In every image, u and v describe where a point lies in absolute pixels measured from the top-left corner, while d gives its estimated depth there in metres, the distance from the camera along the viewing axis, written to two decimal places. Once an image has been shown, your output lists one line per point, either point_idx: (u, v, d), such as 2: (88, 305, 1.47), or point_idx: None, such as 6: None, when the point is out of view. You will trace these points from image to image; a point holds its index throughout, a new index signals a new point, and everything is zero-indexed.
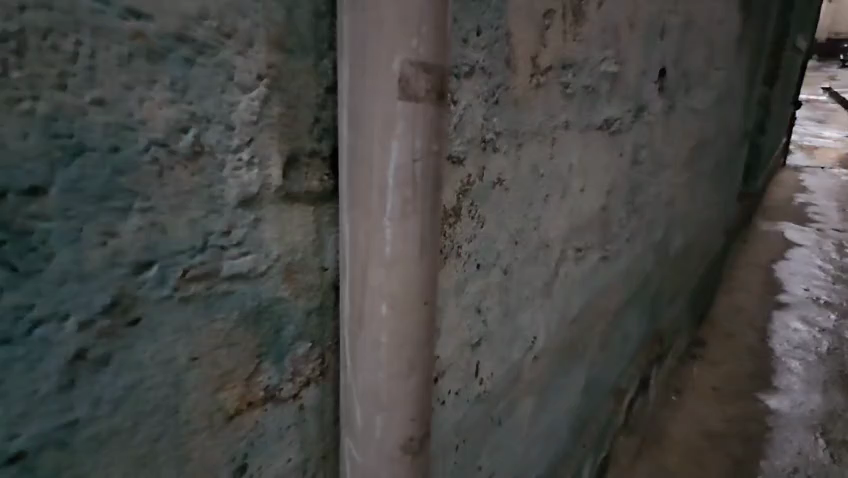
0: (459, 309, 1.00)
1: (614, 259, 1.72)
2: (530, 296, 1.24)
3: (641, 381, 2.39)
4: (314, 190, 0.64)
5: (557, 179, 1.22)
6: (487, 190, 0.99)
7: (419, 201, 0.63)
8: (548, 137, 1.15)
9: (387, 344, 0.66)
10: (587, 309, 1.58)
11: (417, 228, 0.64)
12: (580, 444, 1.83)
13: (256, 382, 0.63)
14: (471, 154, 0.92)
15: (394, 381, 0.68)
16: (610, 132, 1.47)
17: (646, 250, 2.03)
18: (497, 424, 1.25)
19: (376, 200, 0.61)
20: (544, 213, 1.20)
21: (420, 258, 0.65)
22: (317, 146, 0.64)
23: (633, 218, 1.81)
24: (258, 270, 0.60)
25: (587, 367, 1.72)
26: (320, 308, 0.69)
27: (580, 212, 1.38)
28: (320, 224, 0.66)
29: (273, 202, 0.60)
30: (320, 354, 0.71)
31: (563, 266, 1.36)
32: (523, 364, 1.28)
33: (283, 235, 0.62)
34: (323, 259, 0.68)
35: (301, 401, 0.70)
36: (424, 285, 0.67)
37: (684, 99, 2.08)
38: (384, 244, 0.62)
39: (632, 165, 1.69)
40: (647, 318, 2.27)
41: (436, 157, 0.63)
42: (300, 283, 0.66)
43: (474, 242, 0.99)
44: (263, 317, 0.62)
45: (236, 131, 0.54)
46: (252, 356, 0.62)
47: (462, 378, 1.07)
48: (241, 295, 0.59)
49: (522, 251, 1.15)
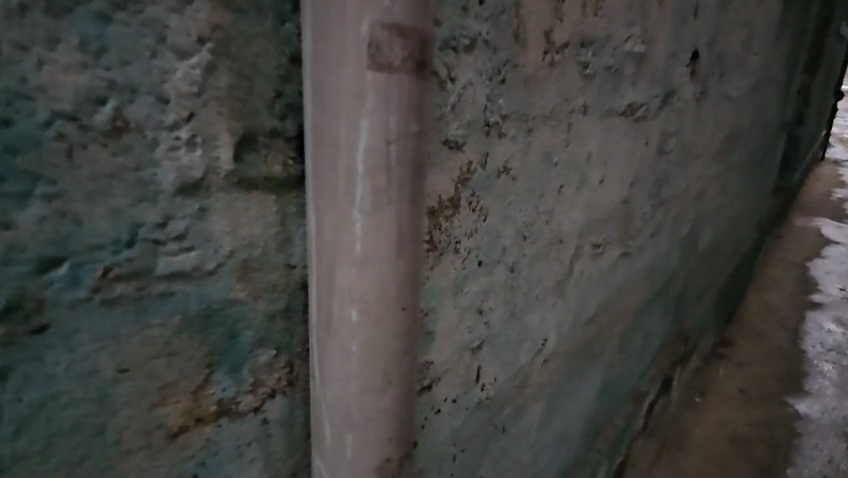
0: (457, 310, 0.90)
1: (637, 256, 1.60)
2: (540, 295, 1.14)
3: (663, 383, 2.27)
4: (277, 176, 0.56)
5: (572, 168, 1.11)
6: (491, 179, 0.89)
7: (396, 191, 0.54)
8: (563, 123, 1.04)
9: (358, 355, 0.57)
10: (605, 308, 1.48)
11: (393, 223, 0.55)
12: (594, 449, 1.73)
13: (206, 396, 0.55)
14: (472, 140, 0.82)
15: (368, 397, 0.59)
16: (634, 119, 1.35)
17: (671, 246, 1.90)
18: (501, 432, 1.16)
19: (344, 189, 0.52)
20: (558, 205, 1.10)
21: (398, 257, 0.56)
22: (280, 126, 0.55)
23: (658, 211, 1.68)
24: (206, 268, 0.52)
25: (604, 369, 1.61)
26: (286, 310, 0.61)
27: (598, 204, 1.28)
28: (285, 215, 0.58)
29: (223, 189, 0.52)
30: (287, 362, 0.63)
31: (579, 263, 1.26)
32: (531, 368, 1.19)
33: (237, 228, 0.54)
34: (289, 256, 0.59)
35: (264, 415, 0.62)
36: (402, 287, 0.58)
37: (718, 85, 1.94)
38: (354, 240, 0.53)
39: (658, 155, 1.57)
40: (671, 317, 2.15)
41: (416, 140, 0.54)
42: (260, 283, 0.57)
43: (476, 237, 0.89)
44: (213, 322, 0.54)
45: (172, 104, 0.46)
46: (200, 366, 0.54)
47: (461, 384, 0.97)
48: (183, 297, 0.51)
49: (532, 247, 1.05)
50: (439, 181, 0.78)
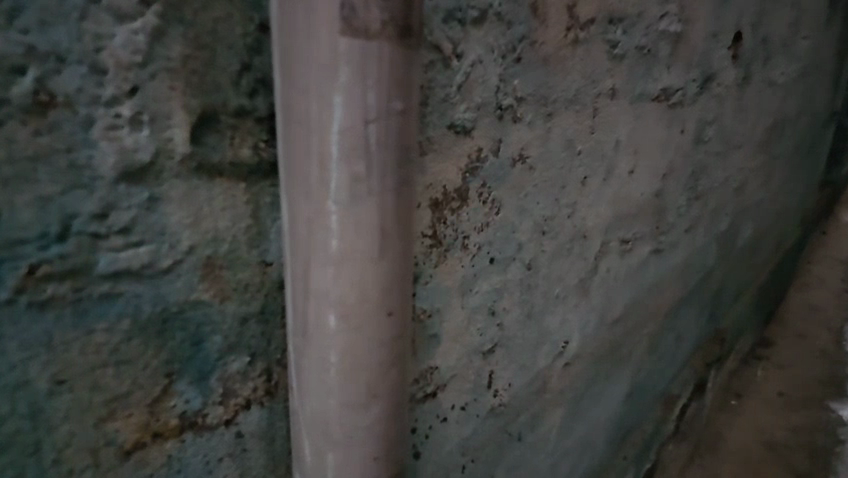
0: (466, 311, 0.82)
1: (669, 253, 1.50)
2: (561, 294, 1.05)
3: (696, 385, 2.15)
4: (246, 161, 0.49)
5: (597, 158, 1.02)
6: (505, 168, 0.81)
7: (378, 180, 0.46)
8: (588, 107, 0.95)
9: (338, 365, 0.50)
10: (634, 308, 1.38)
11: (376, 217, 0.47)
12: (621, 455, 1.64)
13: (164, 409, 0.49)
14: (482, 124, 0.74)
15: (350, 413, 0.52)
16: (669, 105, 1.24)
17: (708, 242, 1.78)
18: (516, 440, 1.08)
19: (317, 177, 0.45)
20: (581, 198, 1.01)
21: (382, 256, 0.49)
22: (248, 104, 0.48)
23: (694, 205, 1.57)
24: (160, 265, 0.46)
25: (632, 372, 1.51)
26: (261, 313, 0.54)
27: (627, 197, 1.18)
28: (258, 206, 0.51)
29: (179, 175, 0.45)
30: (265, 370, 0.56)
31: (605, 260, 1.17)
32: (551, 372, 1.10)
33: (199, 220, 0.47)
34: (263, 252, 0.52)
35: (239, 429, 0.56)
36: (389, 291, 0.51)
37: (762, 71, 1.80)
38: (329, 237, 0.46)
39: (695, 144, 1.46)
40: (706, 316, 2.03)
41: (401, 121, 0.47)
42: (229, 282, 0.51)
43: (487, 232, 0.81)
44: (171, 327, 0.48)
45: (109, 76, 0.40)
46: (157, 376, 0.48)
47: (471, 390, 0.89)
48: (133, 299, 0.45)
49: (552, 242, 0.96)
50: (442, 169, 0.71)
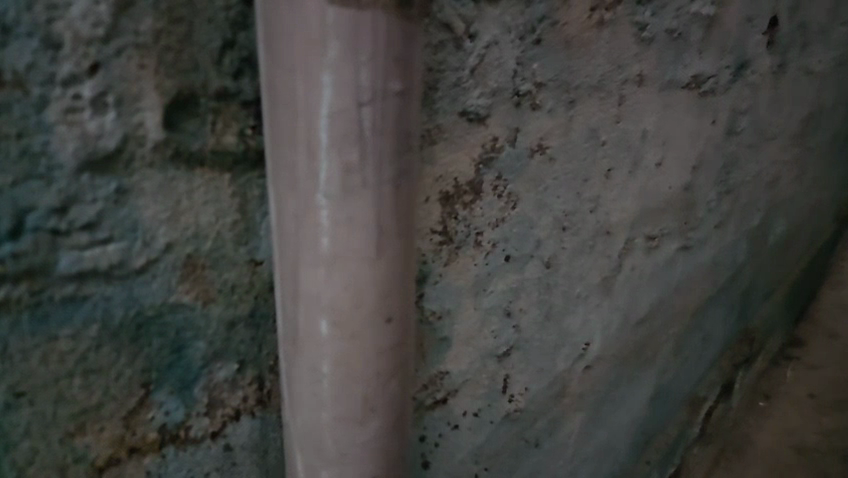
0: (480, 312, 0.76)
1: (698, 250, 1.42)
2: (583, 294, 0.98)
3: (724, 387, 2.07)
4: (230, 150, 0.44)
5: (623, 148, 0.95)
6: (523, 159, 0.75)
7: (374, 170, 0.41)
8: (613, 95, 0.88)
9: (330, 376, 0.45)
10: (660, 308, 1.31)
11: (373, 212, 0.42)
12: (643, 459, 1.57)
13: (141, 422, 0.45)
14: (498, 111, 0.68)
15: (345, 429, 0.47)
16: (700, 93, 1.17)
17: (738, 239, 1.70)
18: (534, 446, 1.02)
19: (305, 167, 0.40)
20: (605, 191, 0.94)
21: (380, 257, 0.44)
22: (233, 85, 0.43)
23: (724, 200, 1.49)
24: (132, 265, 0.41)
25: (657, 374, 1.44)
26: (251, 317, 0.49)
27: (654, 191, 1.11)
28: (245, 199, 0.46)
29: (153, 164, 0.40)
30: (256, 379, 0.51)
31: (630, 257, 1.10)
32: (571, 376, 1.04)
33: (177, 215, 0.42)
34: (252, 249, 0.47)
35: (227, 441, 0.51)
36: (388, 295, 0.45)
37: (799, 58, 1.70)
38: (319, 234, 0.41)
39: (726, 135, 1.38)
40: (735, 316, 1.94)
41: (400, 104, 0.41)
42: (213, 283, 0.46)
43: (503, 227, 0.75)
44: (147, 332, 0.43)
45: (67, 52, 0.35)
46: (132, 386, 0.44)
47: (485, 396, 0.84)
48: (102, 301, 0.41)
49: (573, 239, 0.90)
50: (454, 160, 0.65)
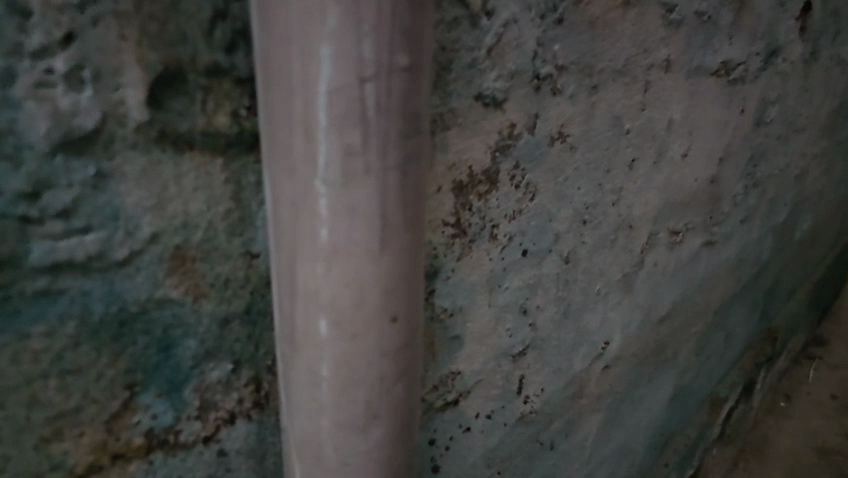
0: (495, 309, 0.72)
1: (722, 246, 1.36)
2: (603, 291, 0.94)
3: (746, 387, 2.01)
4: (223, 131, 0.40)
5: (647, 138, 0.90)
6: (542, 148, 0.70)
7: (378, 155, 0.37)
8: (639, 81, 0.83)
9: (330, 380, 0.42)
10: (682, 305, 1.26)
11: (376, 202, 0.38)
12: (662, 461, 1.52)
13: (125, 426, 0.42)
14: (516, 95, 0.64)
15: (346, 437, 0.44)
16: (729, 81, 1.11)
17: (764, 235, 1.64)
18: (549, 449, 0.98)
19: (302, 151, 0.36)
20: (627, 183, 0.89)
21: (384, 251, 0.40)
22: (225, 61, 0.39)
23: (751, 194, 1.43)
24: (113, 257, 0.38)
25: (677, 374, 1.39)
26: (247, 314, 0.45)
27: (679, 183, 1.06)
28: (239, 186, 0.42)
29: (135, 146, 0.37)
30: (253, 380, 0.48)
31: (652, 253, 1.05)
32: (589, 375, 0.99)
33: (163, 203, 0.39)
34: (248, 241, 0.44)
35: (221, 446, 0.48)
36: (393, 293, 0.41)
37: (831, 47, 1.62)
38: (317, 225, 0.38)
39: (755, 127, 1.31)
40: (758, 313, 1.88)
41: (408, 80, 0.37)
42: (204, 277, 0.42)
43: (520, 220, 0.71)
44: (130, 330, 0.40)
45: (36, 19, 0.32)
46: (114, 388, 0.40)
47: (498, 397, 0.80)
48: (79, 297, 0.37)
49: (593, 233, 0.86)
50: (468, 147, 0.61)
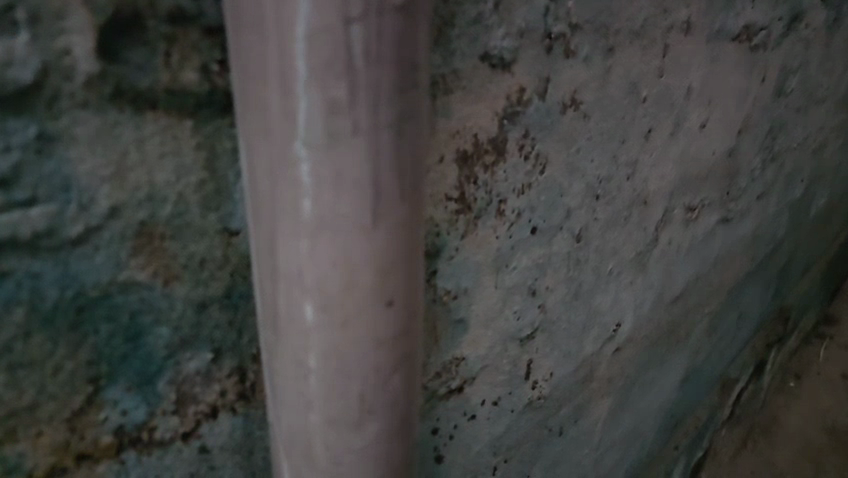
0: (502, 291, 0.67)
1: (738, 223, 1.30)
2: (616, 270, 0.89)
3: (757, 367, 1.96)
4: (192, 89, 0.35)
5: (664, 107, 0.84)
6: (554, 116, 0.64)
7: (368, 111, 0.32)
8: (658, 44, 0.77)
9: (318, 372, 0.37)
10: (695, 285, 1.20)
11: (368, 168, 0.33)
12: (671, 445, 1.48)
13: (89, 424, 0.37)
14: (526, 57, 0.58)
15: (339, 434, 0.39)
16: (750, 47, 1.04)
17: (780, 211, 1.57)
18: (557, 434, 0.94)
19: (280, 108, 0.31)
20: (643, 155, 0.84)
21: (378, 225, 0.35)
22: (191, 6, 0.33)
23: (768, 168, 1.37)
24: (65, 234, 0.33)
25: (689, 355, 1.34)
26: (227, 298, 0.41)
27: (696, 156, 1.00)
28: (213, 152, 0.37)
29: (86, 104, 0.32)
30: (237, 370, 0.43)
31: (667, 230, 0.99)
32: (599, 358, 0.95)
33: (122, 171, 0.34)
34: (225, 216, 0.39)
35: (203, 443, 0.43)
36: (388, 273, 0.37)
37: None
38: (299, 195, 0.33)
39: (775, 97, 1.25)
40: (771, 293, 1.82)
41: (402, 23, 0.32)
42: (174, 257, 0.37)
43: (529, 195, 0.65)
44: (91, 317, 0.35)
45: None
46: (75, 382, 0.36)
47: (505, 383, 0.75)
48: (27, 279, 0.33)
49: (607, 209, 0.80)
50: (473, 114, 0.55)
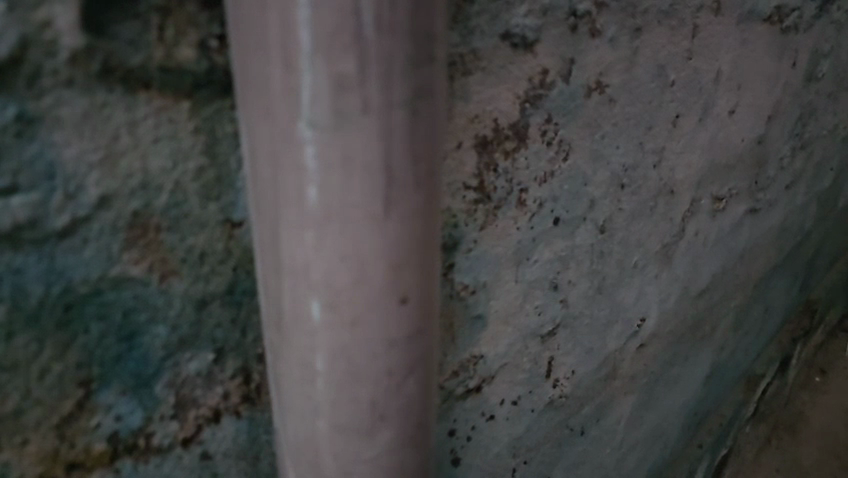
0: (522, 286, 0.64)
1: (766, 214, 1.25)
2: (640, 263, 0.85)
3: (782, 362, 1.90)
4: (188, 67, 0.32)
5: (693, 92, 0.80)
6: (578, 100, 0.61)
7: (379, 88, 0.29)
8: (687, 24, 0.72)
9: (325, 375, 0.34)
10: (722, 278, 1.16)
11: (379, 151, 0.30)
12: (694, 443, 1.44)
13: (81, 430, 0.35)
14: (549, 36, 0.54)
15: (348, 442, 0.36)
16: (782, 29, 0.99)
17: (808, 202, 1.52)
18: (578, 435, 0.90)
19: (282, 84, 0.29)
20: (670, 143, 0.80)
21: (391, 215, 0.32)
22: None
23: (798, 157, 1.31)
24: (49, 226, 0.30)
25: (714, 351, 1.30)
26: (230, 294, 0.38)
27: (725, 144, 0.95)
28: (213, 137, 0.34)
29: (71, 83, 0.29)
30: (241, 371, 0.40)
31: (693, 221, 0.95)
32: (623, 356, 0.91)
33: (111, 157, 0.31)
34: (227, 206, 0.36)
35: (205, 449, 0.40)
36: (402, 268, 0.34)
37: None
38: (304, 182, 0.30)
39: (806, 82, 1.19)
40: (798, 286, 1.76)
41: None
42: (171, 250, 0.35)
43: (551, 184, 0.62)
44: (81, 316, 0.33)
45: None
46: (65, 386, 0.33)
47: (525, 382, 0.72)
48: (9, 275, 0.30)
49: (632, 199, 0.76)
50: (493, 96, 0.52)
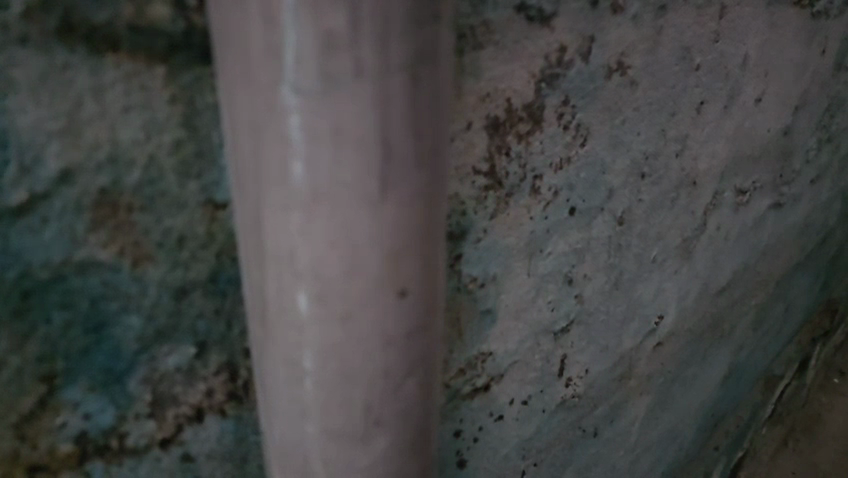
0: (535, 279, 0.60)
1: (789, 210, 1.20)
2: (659, 258, 0.80)
3: (801, 363, 1.84)
4: (163, 27, 0.28)
5: (718, 77, 0.75)
6: (598, 81, 0.56)
7: (374, 50, 0.25)
8: (716, 4, 0.67)
9: (313, 374, 0.31)
10: (743, 275, 1.11)
11: (375, 123, 0.27)
12: (711, 445, 1.40)
13: (43, 429, 0.32)
14: (567, 10, 0.50)
15: (340, 449, 0.33)
16: (813, 14, 0.93)
17: (832, 197, 1.46)
18: (591, 436, 0.86)
19: (263, 44, 0.25)
20: (693, 131, 0.75)
21: (388, 197, 0.28)
22: None
23: (824, 150, 1.25)
24: (3, 202, 0.27)
25: (733, 351, 1.25)
26: (213, 283, 0.34)
27: (749, 134, 0.90)
28: (192, 108, 0.30)
29: (25, 41, 0.26)
30: (225, 367, 0.37)
31: (715, 215, 0.90)
32: (639, 354, 0.87)
33: (73, 127, 0.28)
34: (209, 186, 0.32)
35: (186, 450, 0.37)
36: (401, 256, 0.30)
37: None
38: (289, 157, 0.26)
39: (835, 72, 1.13)
40: (819, 285, 1.70)
41: None
42: (144, 233, 0.31)
43: (568, 171, 0.58)
44: (41, 303, 0.30)
45: None
46: (24, 380, 0.31)
47: (536, 380, 0.68)
48: None
49: (652, 190, 0.72)
50: (506, 74, 0.48)
